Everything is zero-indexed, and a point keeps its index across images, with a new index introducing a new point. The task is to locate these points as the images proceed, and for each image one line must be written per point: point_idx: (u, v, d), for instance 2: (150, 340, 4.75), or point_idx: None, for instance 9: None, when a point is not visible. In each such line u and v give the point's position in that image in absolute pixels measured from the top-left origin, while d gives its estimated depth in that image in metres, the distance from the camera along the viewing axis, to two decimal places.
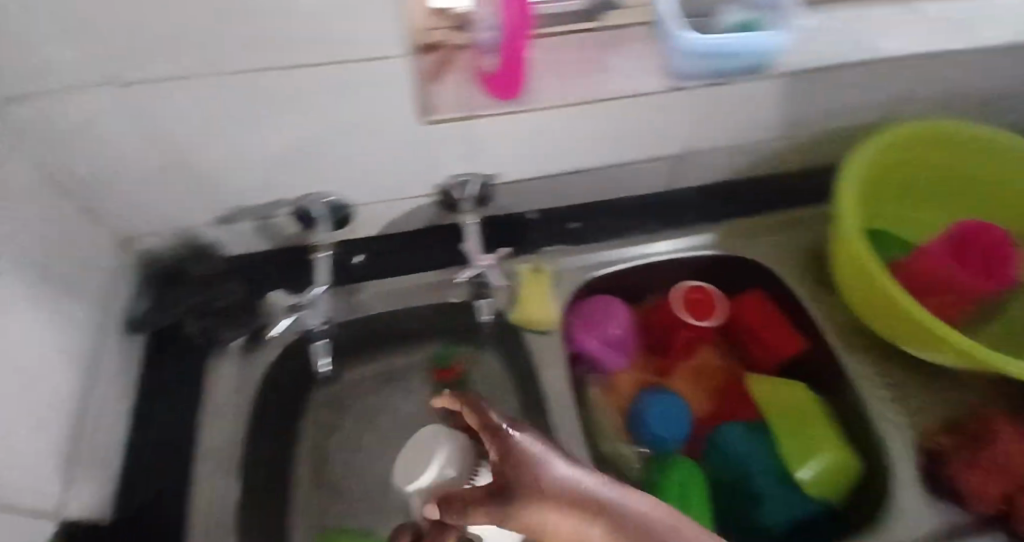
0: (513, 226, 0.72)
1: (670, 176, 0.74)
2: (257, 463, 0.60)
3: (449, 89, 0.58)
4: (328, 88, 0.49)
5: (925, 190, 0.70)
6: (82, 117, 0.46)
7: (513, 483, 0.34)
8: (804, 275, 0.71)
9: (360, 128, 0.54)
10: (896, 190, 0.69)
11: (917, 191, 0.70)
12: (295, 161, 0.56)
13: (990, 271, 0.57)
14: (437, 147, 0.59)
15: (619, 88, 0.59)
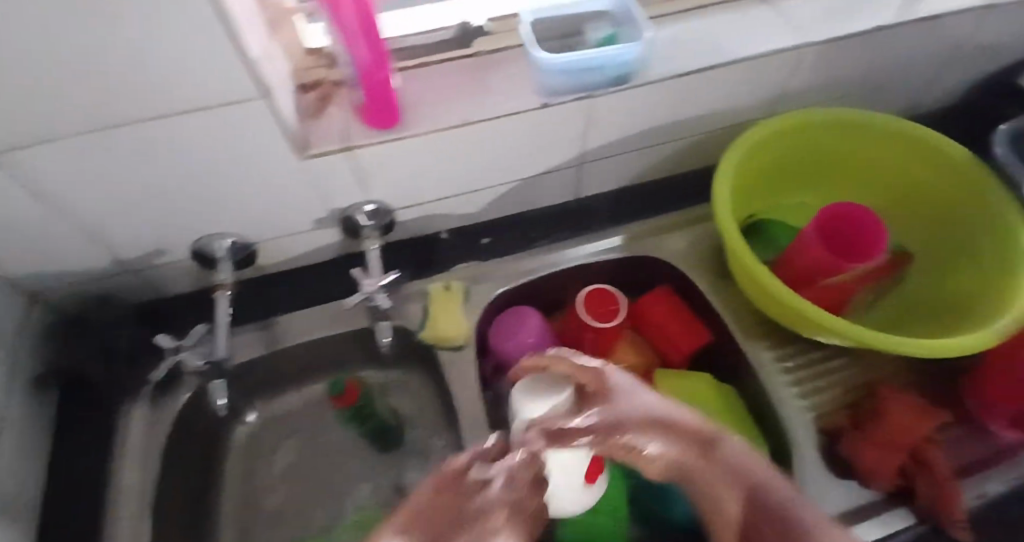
0: (425, 246, 0.75)
1: (571, 185, 0.76)
2: (175, 500, 0.62)
3: (330, 122, 0.60)
4: (199, 137, 0.51)
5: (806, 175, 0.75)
6: None
7: (623, 417, 0.36)
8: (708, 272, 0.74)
9: (243, 168, 0.57)
10: (778, 179, 0.73)
11: (800, 178, 0.74)
12: (188, 203, 0.58)
13: (863, 253, 0.59)
14: (326, 180, 0.62)
15: (494, 107, 0.61)
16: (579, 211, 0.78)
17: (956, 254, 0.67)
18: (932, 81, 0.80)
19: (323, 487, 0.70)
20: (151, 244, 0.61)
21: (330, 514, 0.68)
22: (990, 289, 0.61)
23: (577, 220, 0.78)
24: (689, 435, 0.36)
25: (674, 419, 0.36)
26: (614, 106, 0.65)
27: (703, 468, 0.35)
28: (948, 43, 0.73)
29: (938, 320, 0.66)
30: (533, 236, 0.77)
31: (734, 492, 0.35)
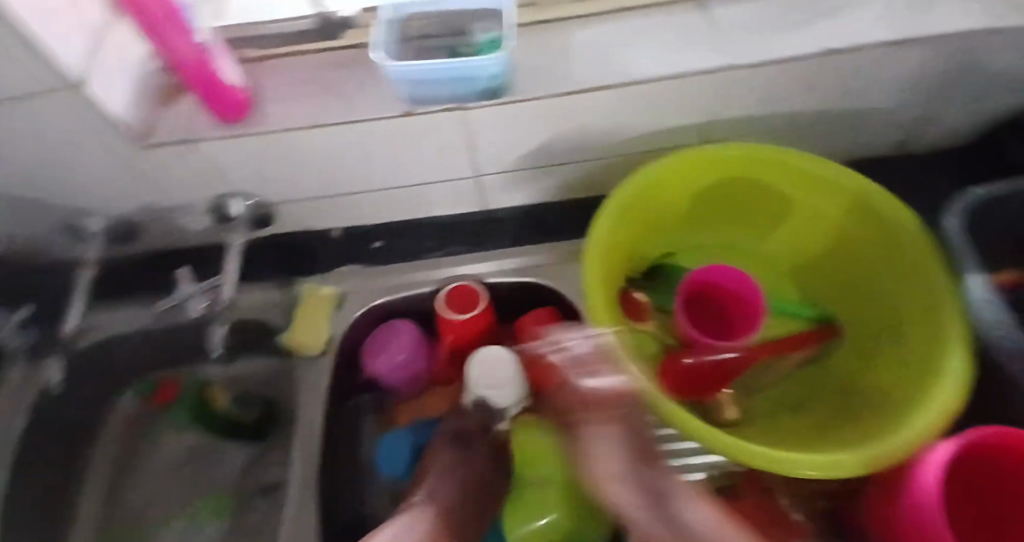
0: (313, 243, 0.72)
1: (472, 197, 0.70)
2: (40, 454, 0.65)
3: (186, 112, 0.57)
4: (22, 118, 0.50)
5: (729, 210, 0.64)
6: None
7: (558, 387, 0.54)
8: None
9: (86, 151, 0.55)
10: (692, 216, 0.64)
11: (712, 221, 0.66)
12: (44, 183, 0.58)
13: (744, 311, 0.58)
14: (184, 171, 0.59)
15: (352, 109, 0.54)
16: (481, 226, 0.73)
17: (884, 335, 0.56)
18: (921, 120, 0.66)
19: (188, 465, 0.72)
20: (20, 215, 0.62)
21: (187, 497, 0.70)
22: (895, 392, 0.51)
23: (476, 234, 0.74)
24: (626, 425, 0.49)
25: (626, 412, 0.49)
26: (497, 122, 0.57)
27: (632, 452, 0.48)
28: (939, 79, 0.59)
29: (839, 412, 0.56)
30: (426, 246, 0.74)
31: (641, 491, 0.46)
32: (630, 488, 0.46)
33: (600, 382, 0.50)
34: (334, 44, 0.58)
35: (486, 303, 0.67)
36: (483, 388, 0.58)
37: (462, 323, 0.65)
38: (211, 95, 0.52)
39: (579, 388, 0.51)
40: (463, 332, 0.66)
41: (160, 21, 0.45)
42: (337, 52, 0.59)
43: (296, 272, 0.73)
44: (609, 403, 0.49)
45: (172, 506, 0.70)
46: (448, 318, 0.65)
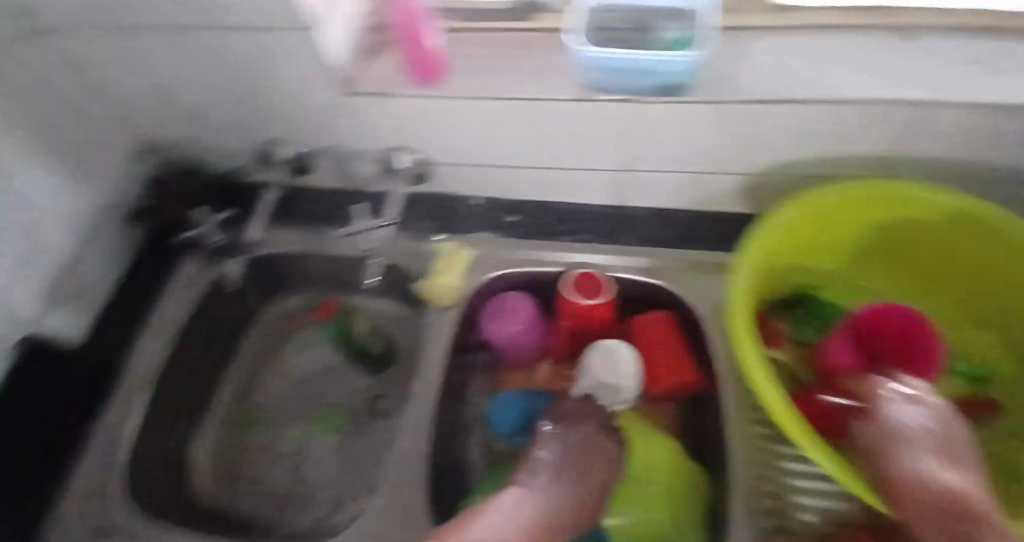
0: (454, 206, 0.77)
1: (616, 191, 0.71)
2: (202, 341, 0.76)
3: (382, 67, 0.63)
4: (258, 52, 0.58)
5: (896, 267, 0.65)
6: (93, 46, 0.61)
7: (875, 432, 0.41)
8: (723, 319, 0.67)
9: (296, 89, 0.63)
10: (847, 247, 0.64)
11: (864, 255, 0.65)
12: (255, 110, 0.67)
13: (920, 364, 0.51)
14: (367, 119, 0.66)
15: (531, 87, 0.58)
16: (614, 220, 0.74)
17: None
18: None
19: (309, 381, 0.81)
20: (228, 136, 0.72)
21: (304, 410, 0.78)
22: None
23: (609, 228, 0.75)
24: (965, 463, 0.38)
25: (928, 430, 0.40)
26: (663, 120, 0.58)
27: (909, 440, 0.39)
28: None
29: None
30: (557, 229, 0.76)
31: (921, 495, 0.35)
32: (916, 465, 0.37)
33: (919, 408, 0.42)
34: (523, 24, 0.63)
35: (609, 295, 0.67)
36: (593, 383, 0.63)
37: (580, 309, 0.67)
38: (412, 52, 0.57)
39: (893, 401, 0.42)
40: (579, 317, 0.67)
41: None
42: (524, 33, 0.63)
43: (435, 230, 0.78)
44: (947, 442, 0.39)
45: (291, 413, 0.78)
46: (569, 298, 0.67)
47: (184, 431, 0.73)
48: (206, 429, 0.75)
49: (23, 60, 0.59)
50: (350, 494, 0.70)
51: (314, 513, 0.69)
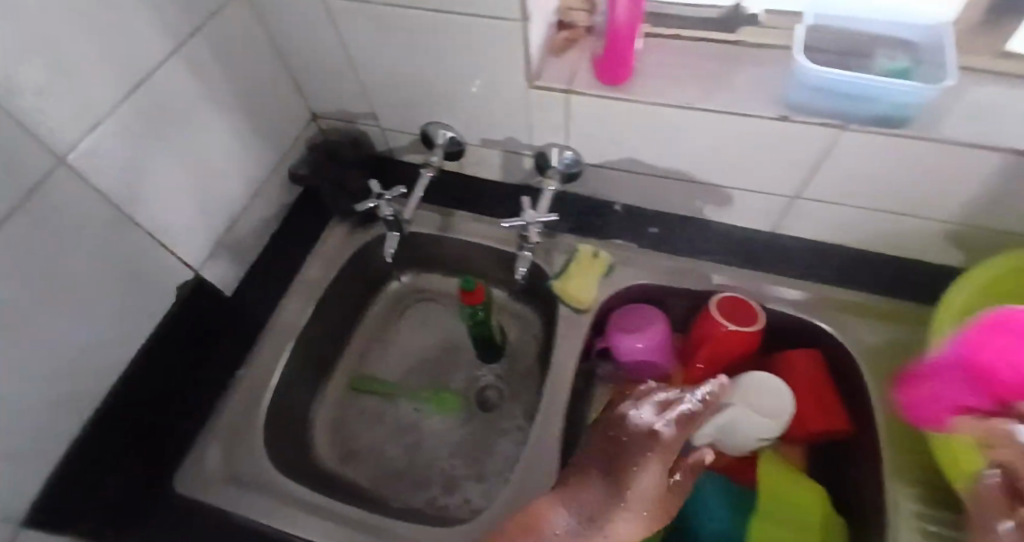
0: (598, 210, 0.76)
1: (772, 217, 0.69)
2: (336, 304, 0.78)
3: (565, 65, 0.64)
4: (453, 38, 0.60)
5: None
6: (297, 14, 0.64)
7: None
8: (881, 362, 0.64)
9: (478, 76, 0.64)
10: None
11: None
12: (429, 92, 0.69)
13: None
14: (538, 113, 0.66)
15: (719, 101, 0.57)
16: (764, 246, 0.71)
17: None
18: None
19: (427, 360, 0.82)
20: (394, 113, 0.74)
21: (420, 388, 0.80)
22: None
23: (759, 254, 0.72)
24: None
25: None
26: (859, 150, 0.55)
27: None
28: None
29: None
30: (701, 248, 0.73)
31: None
32: None
33: None
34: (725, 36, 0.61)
35: (760, 322, 0.64)
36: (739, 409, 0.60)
37: (725, 332, 0.63)
38: (612, 60, 0.58)
39: None
40: (720, 342, 0.64)
41: None
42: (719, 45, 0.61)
43: (574, 231, 0.78)
44: None
45: (407, 387, 0.79)
46: (720, 326, 0.63)
47: (312, 390, 0.76)
48: (329, 389, 0.78)
49: (237, 21, 0.63)
50: (461, 478, 0.71)
51: (426, 492, 0.70)
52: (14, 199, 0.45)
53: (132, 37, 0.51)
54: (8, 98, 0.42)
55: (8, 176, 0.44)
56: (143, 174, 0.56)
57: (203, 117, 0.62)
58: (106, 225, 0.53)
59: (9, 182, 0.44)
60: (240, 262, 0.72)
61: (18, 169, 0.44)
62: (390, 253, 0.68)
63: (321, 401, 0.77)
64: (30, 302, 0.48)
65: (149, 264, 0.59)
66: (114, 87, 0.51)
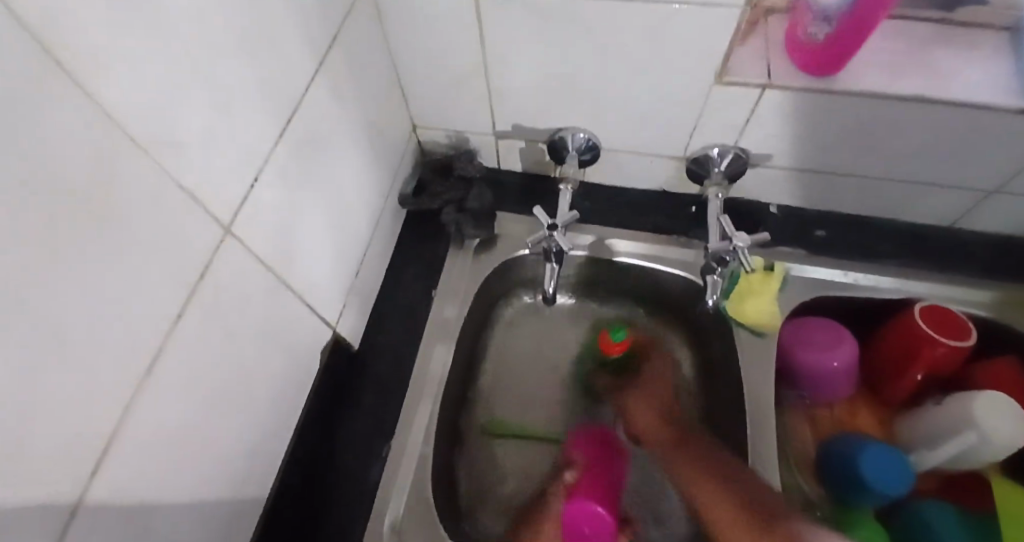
0: (753, 214, 0.69)
1: (960, 210, 0.64)
2: (466, 340, 0.69)
3: (754, 56, 0.55)
4: (633, 33, 0.51)
5: None
6: (431, 11, 0.53)
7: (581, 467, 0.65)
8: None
9: (648, 74, 0.55)
10: None
11: None
12: (578, 94, 0.60)
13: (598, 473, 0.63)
14: (711, 114, 0.58)
15: (942, 92, 0.52)
16: (940, 242, 0.66)
17: None
18: None
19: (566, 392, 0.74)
20: (525, 119, 0.64)
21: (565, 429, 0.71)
22: None
23: (939, 254, 0.66)
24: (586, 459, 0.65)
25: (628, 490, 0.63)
26: None
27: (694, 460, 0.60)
28: None
29: None
30: (876, 249, 0.67)
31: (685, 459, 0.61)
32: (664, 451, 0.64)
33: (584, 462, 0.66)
34: (933, 14, 0.57)
35: (970, 331, 0.60)
36: (942, 427, 0.58)
37: (938, 341, 0.59)
38: (833, 47, 0.49)
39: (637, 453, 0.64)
40: (929, 353, 0.60)
41: None
42: (924, 24, 0.57)
43: None
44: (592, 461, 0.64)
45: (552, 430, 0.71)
46: (930, 342, 0.59)
47: (454, 443, 0.67)
48: (469, 442, 0.69)
49: (362, 23, 0.52)
50: (637, 523, 0.65)
51: None
52: (185, 287, 0.33)
53: (286, 56, 0.40)
54: (176, 155, 0.31)
55: (180, 260, 0.33)
56: (296, 226, 0.45)
57: (342, 145, 0.51)
58: (266, 299, 0.42)
59: (179, 266, 0.33)
60: (364, 308, 0.62)
61: (189, 247, 0.33)
62: (551, 286, 0.60)
63: (464, 454, 0.68)
64: (203, 414, 0.37)
65: (299, 331, 0.48)
66: (270, 122, 0.39)
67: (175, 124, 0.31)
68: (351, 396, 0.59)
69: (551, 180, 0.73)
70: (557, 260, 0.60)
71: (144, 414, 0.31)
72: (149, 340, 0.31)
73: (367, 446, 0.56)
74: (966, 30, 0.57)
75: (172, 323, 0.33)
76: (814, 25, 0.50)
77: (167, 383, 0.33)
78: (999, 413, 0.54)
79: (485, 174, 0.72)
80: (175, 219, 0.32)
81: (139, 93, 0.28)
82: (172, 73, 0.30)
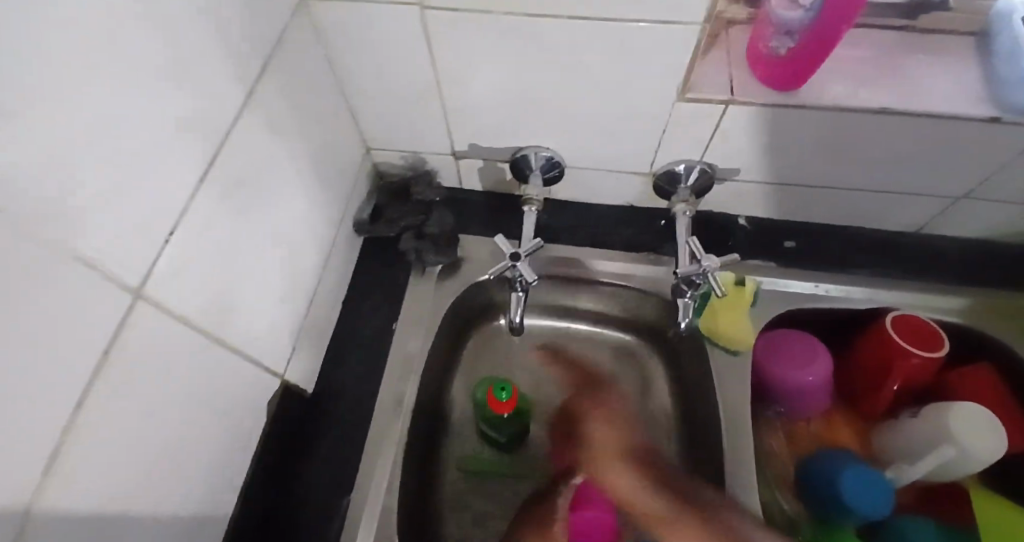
0: (722, 227, 0.68)
1: (928, 215, 0.63)
2: (432, 372, 0.66)
3: (718, 69, 0.53)
4: (592, 50, 0.48)
5: None
6: (376, 31, 0.50)
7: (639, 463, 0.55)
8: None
9: (608, 92, 0.53)
10: None
11: None
12: (538, 113, 0.57)
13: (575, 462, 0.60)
14: (676, 130, 0.56)
15: (910, 102, 0.50)
16: (909, 250, 0.66)
17: None
18: None
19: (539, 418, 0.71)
20: (485, 139, 0.61)
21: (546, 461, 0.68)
22: None
23: (909, 261, 0.65)
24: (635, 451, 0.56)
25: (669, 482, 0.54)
26: None
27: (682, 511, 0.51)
28: None
29: None
30: (846, 259, 0.66)
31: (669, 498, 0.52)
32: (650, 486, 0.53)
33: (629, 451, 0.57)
34: (897, 21, 0.56)
35: (942, 341, 0.59)
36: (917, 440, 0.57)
37: (911, 352, 0.58)
38: (797, 61, 0.47)
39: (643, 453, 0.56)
40: (903, 365, 0.59)
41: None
42: (887, 31, 0.56)
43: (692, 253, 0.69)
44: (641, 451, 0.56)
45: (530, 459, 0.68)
46: (905, 353, 0.58)
47: (423, 481, 0.64)
48: (439, 477, 0.66)
49: (301, 45, 0.48)
50: None
51: None
52: (91, 368, 0.29)
53: (208, 93, 0.36)
54: (79, 221, 0.27)
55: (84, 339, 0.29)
56: (231, 274, 0.41)
57: (284, 179, 0.47)
58: (197, 359, 0.39)
59: (82, 346, 0.29)
60: (317, 347, 0.58)
61: (94, 321, 0.29)
62: (517, 316, 0.58)
63: (434, 490, 0.65)
64: (124, 500, 0.33)
65: (241, 386, 0.44)
66: (191, 168, 0.35)
67: (76, 189, 0.27)
68: (306, 443, 0.55)
69: (515, 199, 0.70)
70: (523, 288, 0.57)
71: (44, 519, 0.28)
72: (45, 438, 0.27)
73: (323, 497, 0.53)
74: (930, 37, 0.56)
75: (76, 412, 0.29)
76: (776, 39, 0.49)
77: (73, 478, 0.29)
78: (974, 424, 0.54)
79: (446, 197, 0.69)
80: (76, 294, 0.28)
81: (32, 160, 0.24)
82: (73, 132, 0.26)
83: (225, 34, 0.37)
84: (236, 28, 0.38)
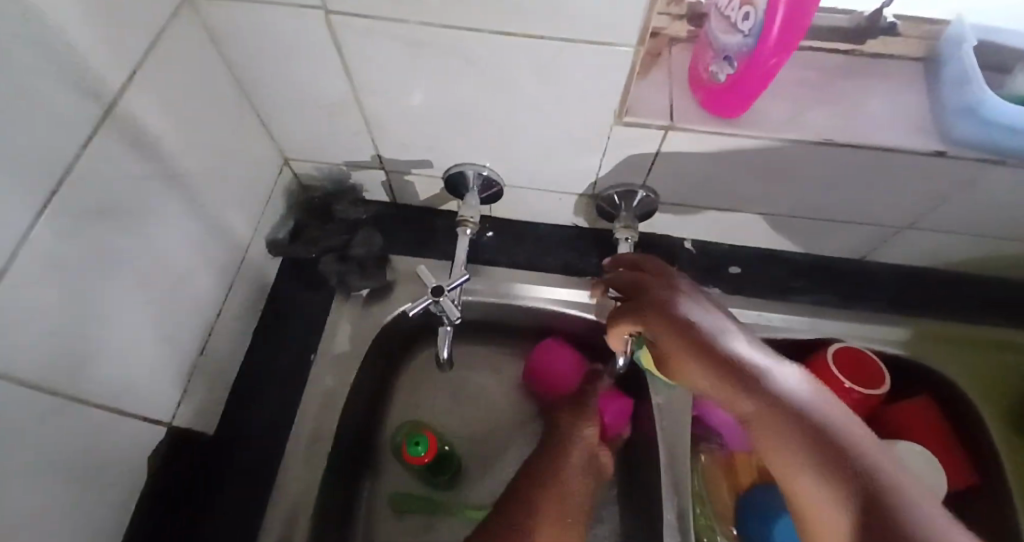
0: (667, 250, 0.65)
1: (873, 243, 0.62)
2: (358, 404, 0.61)
3: (657, 89, 0.49)
4: (518, 69, 0.44)
5: None
6: (279, 36, 0.44)
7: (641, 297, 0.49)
8: (997, 371, 0.62)
9: (540, 112, 0.49)
10: None
11: None
12: (467, 130, 0.52)
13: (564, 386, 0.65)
14: (615, 154, 0.52)
15: (858, 131, 0.48)
16: (854, 276, 0.64)
17: None
18: None
19: (476, 450, 0.68)
20: (413, 154, 0.56)
21: (485, 499, 0.66)
22: None
23: (856, 288, 0.64)
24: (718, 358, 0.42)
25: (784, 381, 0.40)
26: (1005, 182, 0.49)
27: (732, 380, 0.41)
28: None
29: None
30: (791, 286, 0.64)
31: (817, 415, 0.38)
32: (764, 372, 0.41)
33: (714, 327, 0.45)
34: (842, 46, 0.53)
35: (881, 372, 0.58)
36: None
37: (851, 386, 0.56)
38: (739, 90, 0.43)
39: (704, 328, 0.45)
40: (849, 397, 0.57)
41: (789, 20, 0.37)
42: (833, 56, 0.54)
43: None
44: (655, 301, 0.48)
45: (467, 497, 0.66)
46: (846, 388, 0.56)
47: (347, 520, 0.60)
48: (368, 513, 0.62)
49: (184, 49, 0.42)
50: None
51: None
52: None
53: (37, 114, 0.30)
54: None
55: None
56: (81, 319, 0.36)
57: (158, 203, 0.42)
58: (41, 422, 0.34)
59: None
60: (218, 382, 0.53)
61: None
62: (444, 349, 0.55)
63: (360, 530, 0.61)
64: None
65: (107, 440, 0.39)
66: (19, 204, 0.30)
67: None
68: (208, 492, 0.50)
69: (449, 216, 0.66)
70: (449, 323, 0.54)
71: None
72: None
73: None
74: (878, 60, 0.54)
75: None
76: (716, 64, 0.45)
77: None
78: (913, 462, 0.53)
79: (372, 214, 0.65)
80: None
81: None
82: None
83: (65, 42, 0.31)
84: (79, 33, 0.32)
